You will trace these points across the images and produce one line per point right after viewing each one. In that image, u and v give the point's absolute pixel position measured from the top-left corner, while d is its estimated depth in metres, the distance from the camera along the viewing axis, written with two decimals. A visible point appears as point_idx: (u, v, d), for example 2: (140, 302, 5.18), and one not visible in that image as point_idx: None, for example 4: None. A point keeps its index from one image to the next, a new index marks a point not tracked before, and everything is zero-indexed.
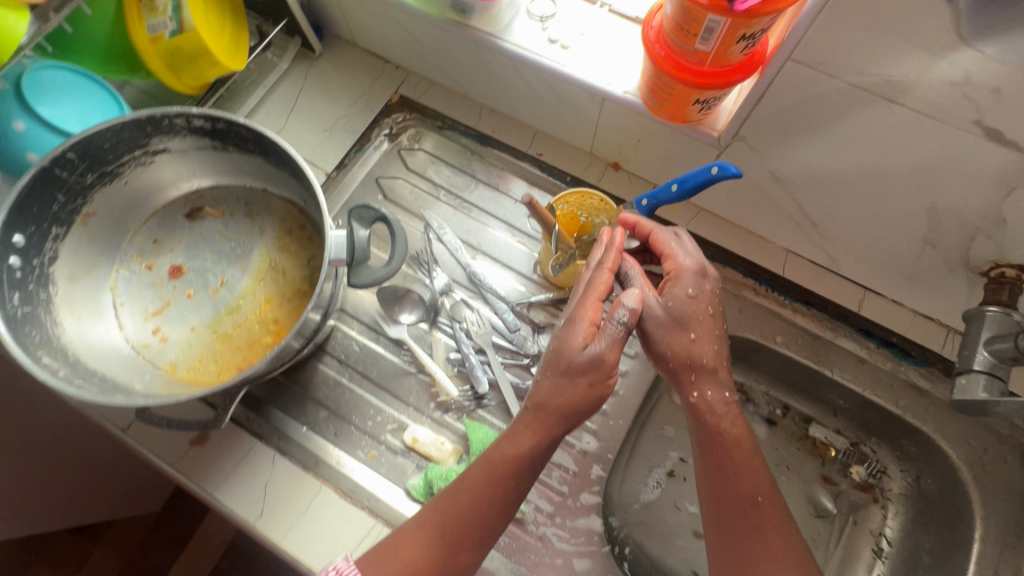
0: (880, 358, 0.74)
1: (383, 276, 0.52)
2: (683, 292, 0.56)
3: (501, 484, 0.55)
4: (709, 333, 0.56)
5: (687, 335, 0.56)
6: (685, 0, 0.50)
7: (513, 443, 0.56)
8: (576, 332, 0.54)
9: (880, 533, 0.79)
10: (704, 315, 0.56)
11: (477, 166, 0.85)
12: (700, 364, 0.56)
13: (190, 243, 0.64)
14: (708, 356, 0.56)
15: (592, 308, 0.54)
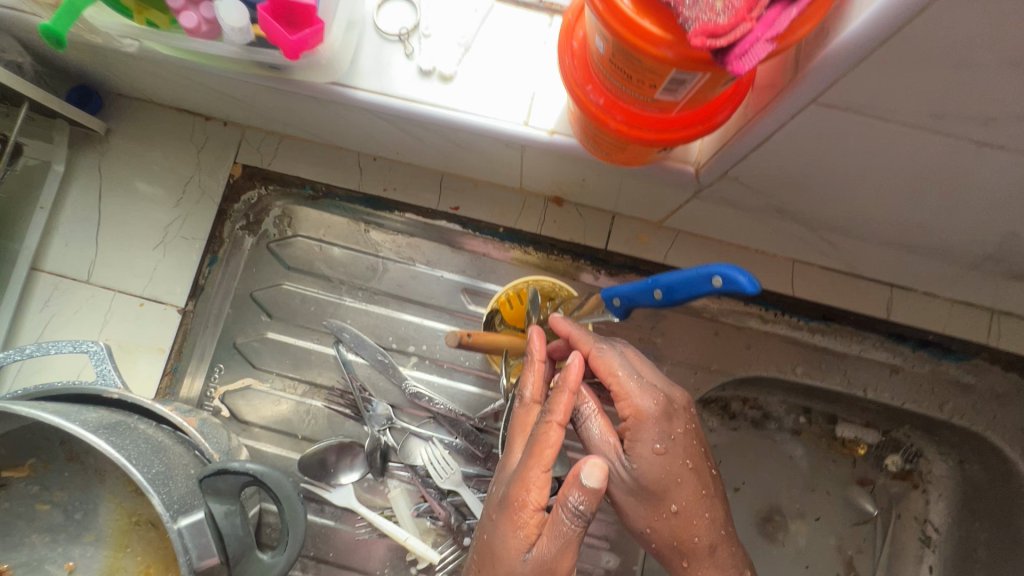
0: (917, 361, 0.62)
1: (283, 572, 0.36)
2: (649, 450, 0.46)
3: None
4: (693, 499, 0.47)
5: (668, 509, 0.47)
6: (630, 46, 0.28)
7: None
8: (514, 527, 0.40)
9: (925, 519, 0.73)
10: (683, 474, 0.47)
11: (378, 241, 0.63)
12: (691, 543, 0.48)
13: (2, 528, 0.44)
14: (699, 532, 0.48)
15: (536, 488, 0.40)
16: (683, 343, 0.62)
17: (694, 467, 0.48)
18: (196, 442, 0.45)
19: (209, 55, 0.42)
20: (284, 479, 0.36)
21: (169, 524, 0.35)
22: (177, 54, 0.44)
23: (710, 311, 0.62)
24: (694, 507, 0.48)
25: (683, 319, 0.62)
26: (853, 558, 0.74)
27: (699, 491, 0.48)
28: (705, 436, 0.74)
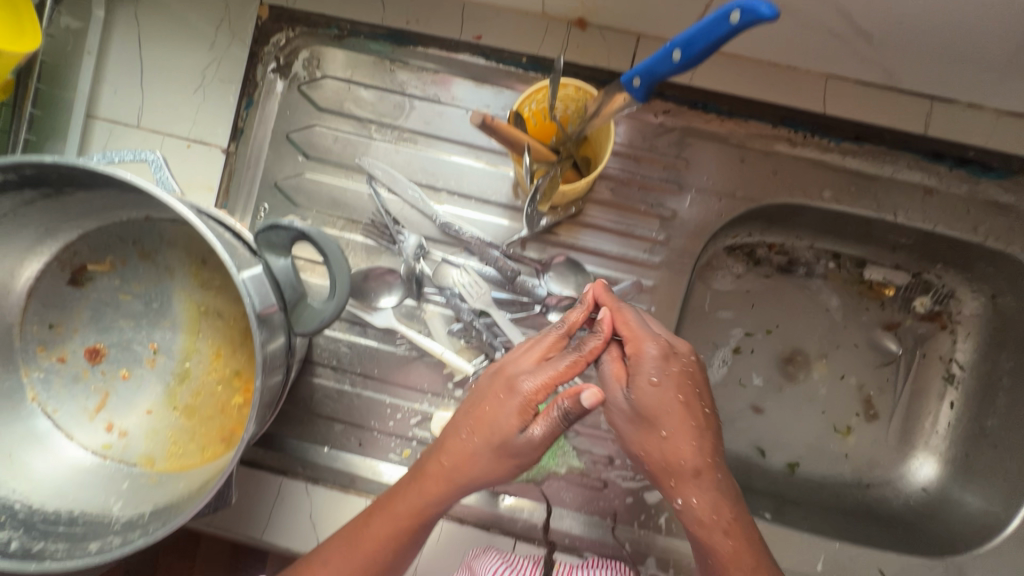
0: (953, 182, 0.60)
1: (333, 315, 0.40)
2: (647, 382, 0.50)
3: (407, 528, 0.51)
4: (684, 428, 0.49)
5: (658, 434, 0.50)
6: None
7: (426, 506, 0.51)
8: (512, 410, 0.48)
9: (951, 358, 0.74)
10: (676, 406, 0.50)
11: (403, 78, 0.64)
12: (677, 465, 0.50)
13: (94, 313, 0.50)
14: (686, 455, 0.49)
15: (540, 386, 0.48)
16: (708, 170, 0.62)
17: (690, 405, 0.50)
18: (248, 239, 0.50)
19: None
20: (330, 239, 0.40)
21: (233, 278, 0.37)
22: None
23: (735, 137, 0.62)
24: (686, 434, 0.50)
25: (708, 145, 0.62)
26: (872, 396, 0.76)
27: (692, 425, 0.50)
28: (731, 281, 0.76)
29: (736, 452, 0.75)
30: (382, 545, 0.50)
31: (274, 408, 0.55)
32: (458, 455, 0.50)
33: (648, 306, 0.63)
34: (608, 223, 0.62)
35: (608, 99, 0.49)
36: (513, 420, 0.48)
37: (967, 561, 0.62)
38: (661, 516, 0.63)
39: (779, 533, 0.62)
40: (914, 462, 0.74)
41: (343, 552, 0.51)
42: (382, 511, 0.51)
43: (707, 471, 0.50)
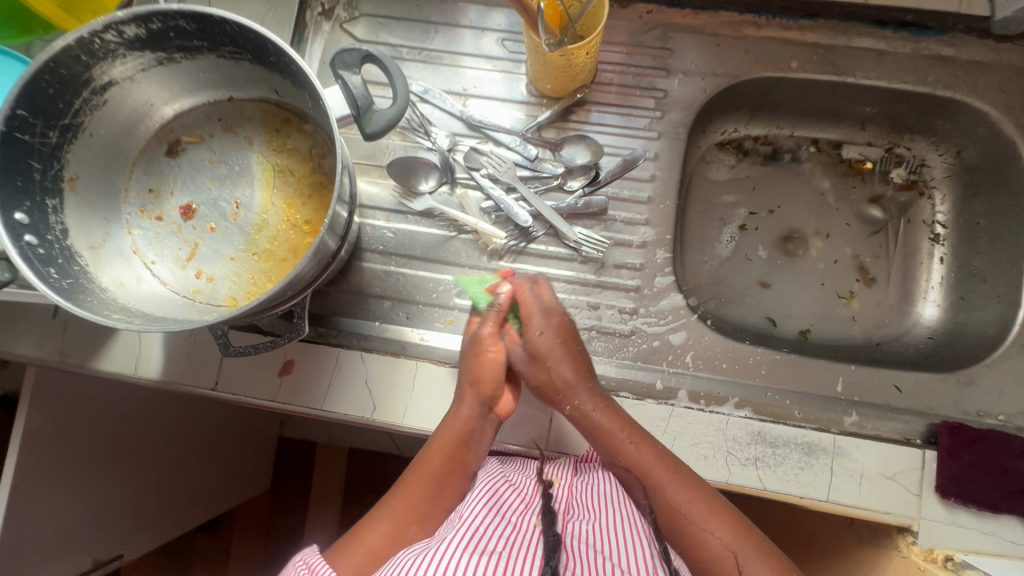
0: (899, 43, 0.72)
1: (396, 117, 0.50)
2: (535, 334, 0.63)
3: (450, 467, 0.59)
4: (564, 359, 0.62)
5: (545, 371, 0.62)
6: None
7: (460, 446, 0.60)
8: (484, 378, 0.62)
9: (934, 219, 0.81)
10: (556, 347, 0.62)
11: (428, 11, 0.77)
12: (562, 393, 0.61)
13: (186, 178, 0.60)
14: (568, 378, 0.61)
15: (494, 357, 0.63)
16: (691, 55, 0.73)
17: (568, 345, 0.63)
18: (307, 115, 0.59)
19: None
20: (392, 59, 0.52)
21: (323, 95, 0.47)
22: None
23: (710, 27, 0.74)
24: (558, 359, 0.62)
25: (689, 36, 0.74)
26: (868, 263, 0.83)
27: (570, 357, 0.62)
28: (724, 172, 0.85)
29: (750, 323, 0.81)
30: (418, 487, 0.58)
31: (328, 267, 0.63)
32: (466, 410, 0.61)
33: (653, 172, 0.72)
34: (611, 105, 0.73)
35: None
36: (487, 378, 0.62)
37: (976, 371, 0.66)
38: (687, 354, 0.69)
39: (798, 363, 0.68)
40: (916, 315, 0.79)
41: (391, 506, 0.57)
42: (421, 458, 0.60)
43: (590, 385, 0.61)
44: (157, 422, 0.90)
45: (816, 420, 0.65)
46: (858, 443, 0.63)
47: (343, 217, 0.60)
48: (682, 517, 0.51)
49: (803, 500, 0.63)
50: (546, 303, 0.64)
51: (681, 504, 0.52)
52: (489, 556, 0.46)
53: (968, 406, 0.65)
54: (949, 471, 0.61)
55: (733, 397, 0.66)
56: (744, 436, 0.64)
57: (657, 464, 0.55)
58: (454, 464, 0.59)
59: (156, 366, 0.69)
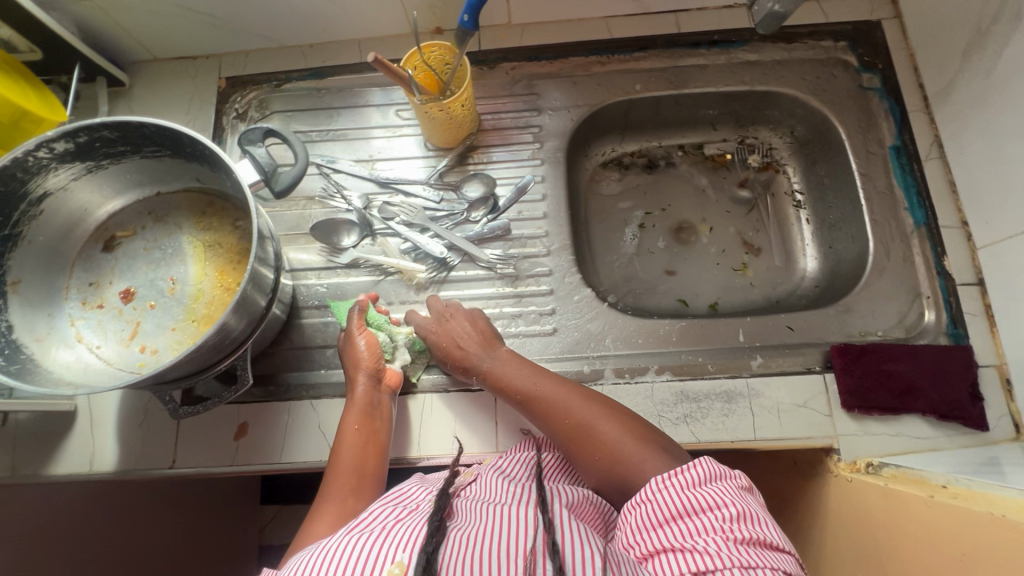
0: (715, 57, 0.88)
1: (302, 172, 0.61)
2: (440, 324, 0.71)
3: (365, 441, 0.64)
4: (467, 337, 0.69)
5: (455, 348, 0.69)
6: None
7: (368, 421, 0.65)
8: (363, 358, 0.68)
9: (792, 189, 0.95)
10: (456, 329, 0.70)
11: (329, 98, 0.89)
12: (464, 358, 0.68)
13: (124, 268, 0.67)
14: (468, 343, 0.69)
15: (367, 344, 0.69)
16: (554, 95, 0.88)
17: (472, 325, 0.70)
18: (227, 193, 0.68)
19: None
20: (291, 134, 0.63)
21: (230, 164, 0.57)
22: None
23: (565, 71, 0.88)
24: (465, 337, 0.69)
25: (549, 80, 0.88)
26: (752, 237, 0.94)
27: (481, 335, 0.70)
28: (612, 185, 0.98)
29: (664, 307, 0.90)
30: (349, 473, 0.61)
31: (264, 324, 0.67)
32: (360, 391, 0.67)
33: (544, 192, 0.83)
34: (497, 146, 0.86)
35: (455, 43, 0.72)
36: (365, 356, 0.68)
37: (850, 300, 0.77)
38: (607, 338, 0.76)
39: (703, 326, 0.76)
40: (800, 269, 0.91)
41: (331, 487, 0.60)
42: (340, 448, 0.63)
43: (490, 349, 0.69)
44: (130, 536, 0.88)
45: (728, 369, 0.73)
46: (768, 381, 0.71)
47: (270, 278, 0.65)
48: (558, 411, 0.61)
49: (736, 443, 0.69)
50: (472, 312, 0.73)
51: (548, 396, 0.62)
52: (367, 533, 0.45)
53: (850, 330, 0.75)
54: (846, 386, 0.69)
55: (653, 365, 0.74)
56: (669, 397, 0.71)
57: (526, 373, 0.65)
58: (369, 437, 0.64)
59: (110, 457, 0.71)
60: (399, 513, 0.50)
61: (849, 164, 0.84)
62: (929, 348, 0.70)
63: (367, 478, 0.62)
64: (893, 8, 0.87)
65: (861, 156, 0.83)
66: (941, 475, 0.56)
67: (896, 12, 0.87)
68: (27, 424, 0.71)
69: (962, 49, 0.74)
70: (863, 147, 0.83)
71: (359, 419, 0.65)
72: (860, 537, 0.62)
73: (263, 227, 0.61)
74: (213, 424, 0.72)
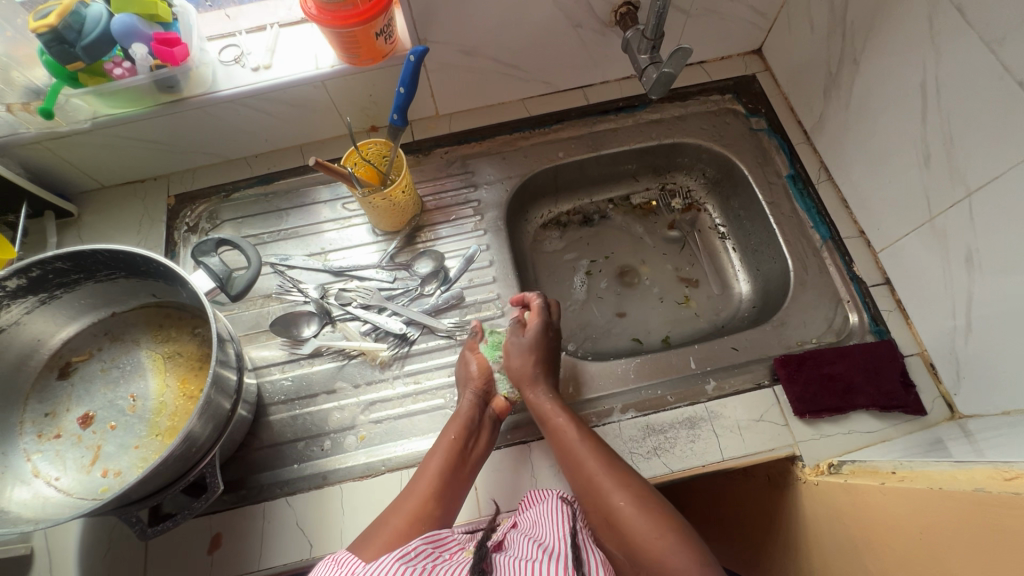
0: (623, 120, 1.00)
1: (255, 274, 0.64)
2: (517, 348, 0.76)
3: (462, 441, 0.69)
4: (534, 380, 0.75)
5: (524, 382, 0.74)
6: (334, 32, 0.72)
7: (466, 433, 0.70)
8: (473, 377, 0.75)
9: (715, 224, 1.05)
10: (527, 374, 0.75)
11: (277, 200, 0.95)
12: (529, 382, 0.75)
13: (81, 392, 0.67)
14: (537, 373, 0.75)
15: (479, 364, 0.76)
16: (488, 170, 0.96)
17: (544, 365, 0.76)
18: (184, 302, 0.70)
19: (131, 94, 0.77)
20: (241, 239, 0.67)
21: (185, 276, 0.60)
22: (110, 106, 0.79)
23: (494, 148, 0.98)
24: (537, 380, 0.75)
25: (481, 159, 0.97)
26: (688, 271, 1.02)
27: (545, 360, 0.76)
28: (555, 243, 1.05)
29: (620, 347, 0.94)
30: (427, 497, 0.64)
31: (233, 427, 0.67)
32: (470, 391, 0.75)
33: (491, 259, 0.89)
34: (441, 223, 0.92)
35: (388, 139, 0.80)
36: (477, 376, 0.75)
37: (782, 315, 0.83)
38: (569, 386, 0.80)
39: (657, 360, 0.81)
40: (736, 294, 0.98)
41: (415, 489, 0.65)
42: (422, 467, 0.68)
43: (554, 390, 0.74)
44: None
45: (686, 397, 0.77)
46: (724, 402, 0.75)
47: (232, 379, 0.66)
48: (602, 486, 0.62)
49: (707, 467, 0.71)
50: (552, 320, 0.79)
51: (598, 474, 0.63)
52: (410, 564, 0.51)
53: (788, 342, 0.81)
54: (794, 395, 0.74)
55: (617, 405, 0.77)
56: (637, 432, 0.74)
57: (583, 442, 0.66)
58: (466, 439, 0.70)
59: None
60: (437, 555, 0.55)
61: (756, 196, 0.94)
62: (857, 346, 0.77)
63: (449, 486, 0.66)
64: (763, 62, 1.02)
65: (764, 188, 0.93)
66: (889, 463, 0.61)
67: (766, 65, 1.01)
68: None
69: (824, 89, 0.87)
70: (763, 180, 0.94)
71: (468, 409, 0.72)
72: (835, 537, 0.65)
73: (220, 328, 0.63)
74: (185, 540, 0.70)
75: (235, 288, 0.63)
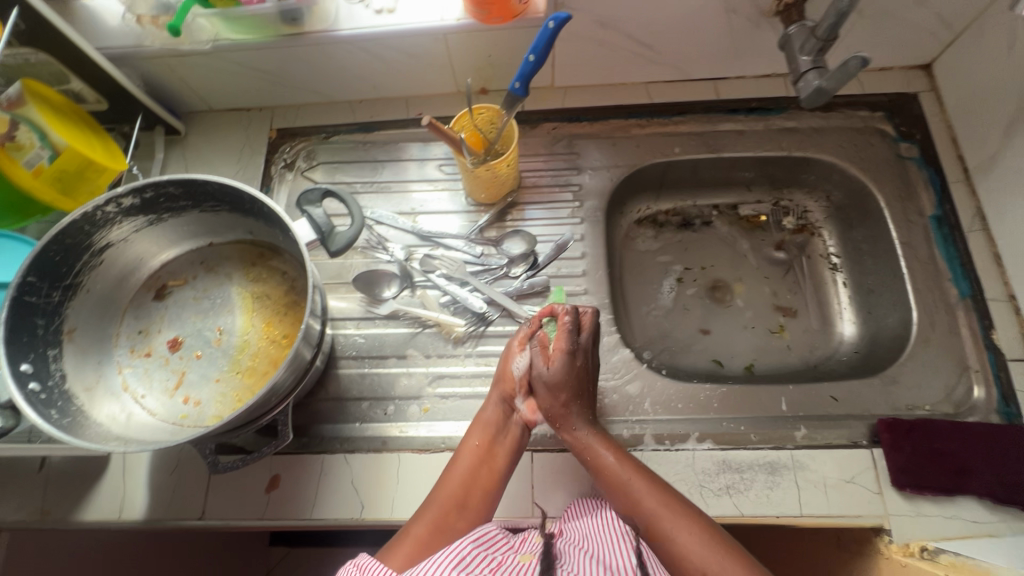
0: (752, 122, 0.90)
1: (357, 234, 0.61)
2: (546, 369, 0.67)
3: (481, 460, 0.65)
4: (565, 400, 0.66)
5: (554, 401, 0.66)
6: None
7: (491, 441, 0.67)
8: (507, 378, 0.70)
9: (828, 252, 0.95)
10: (562, 397, 0.66)
11: (374, 151, 0.92)
12: (563, 421, 0.65)
13: (173, 316, 0.68)
14: (572, 410, 0.65)
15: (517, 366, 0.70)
16: (595, 154, 0.90)
17: (574, 390, 0.66)
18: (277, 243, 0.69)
19: (256, 21, 0.75)
20: (347, 194, 0.64)
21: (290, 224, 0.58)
22: (233, 31, 0.77)
23: (604, 132, 0.91)
24: (568, 401, 0.66)
25: (589, 141, 0.91)
26: (788, 298, 0.94)
27: (577, 392, 0.66)
28: (648, 242, 0.98)
29: (698, 366, 0.88)
30: (443, 514, 0.61)
31: (309, 377, 0.67)
32: (495, 407, 0.70)
33: (583, 250, 0.84)
34: (536, 203, 0.87)
35: (503, 107, 0.74)
36: (507, 377, 0.70)
37: (895, 371, 0.75)
38: (645, 401, 0.75)
39: (743, 392, 0.75)
40: (838, 334, 0.89)
41: (436, 494, 0.63)
42: (444, 479, 0.64)
43: (587, 418, 0.66)
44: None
45: (771, 440, 0.71)
46: (813, 454, 0.69)
47: (316, 330, 0.64)
48: (657, 525, 0.55)
49: (781, 520, 0.66)
50: (580, 343, 0.68)
51: (655, 513, 0.56)
52: None
53: (897, 403, 0.73)
54: (896, 463, 0.67)
55: (694, 432, 0.72)
56: (711, 466, 0.69)
57: (636, 479, 0.59)
58: (485, 456, 0.66)
59: (139, 506, 0.70)
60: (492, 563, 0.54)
61: (889, 232, 0.84)
62: (980, 426, 0.69)
63: (470, 502, 0.62)
64: (930, 81, 0.89)
65: (901, 225, 0.83)
66: (1006, 570, 0.54)
67: (933, 85, 0.89)
68: (58, 466, 0.71)
69: (1006, 126, 0.75)
70: (902, 216, 0.83)
71: (480, 433, 0.67)
72: None
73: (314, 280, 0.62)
74: (246, 474, 0.71)
75: (335, 244, 0.61)
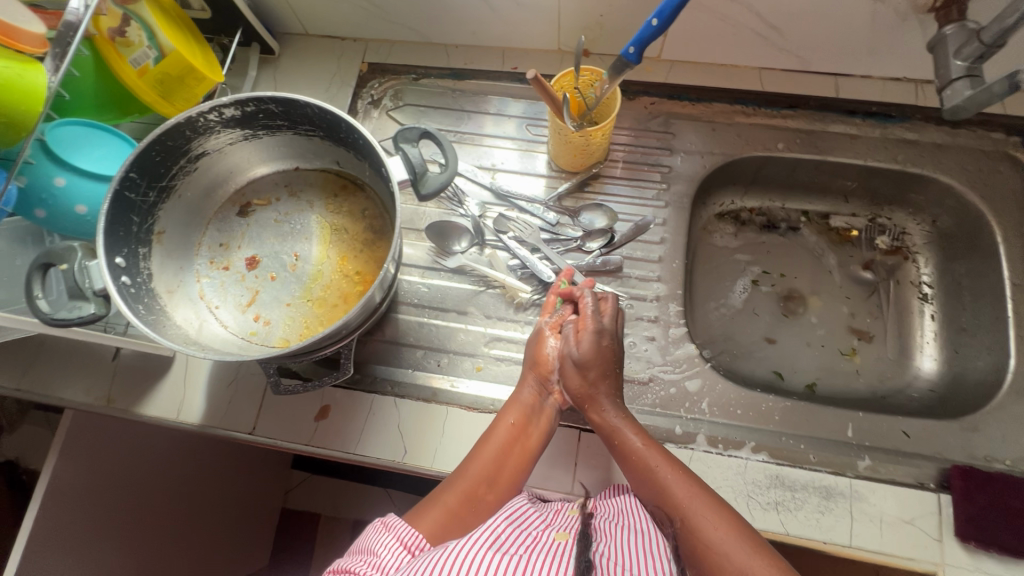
0: (868, 128, 0.83)
1: (449, 180, 0.60)
2: (580, 344, 0.66)
3: (516, 438, 0.64)
4: (601, 377, 0.65)
5: (583, 378, 0.65)
6: None
7: (525, 421, 0.65)
8: (541, 361, 0.69)
9: (920, 280, 0.88)
10: (596, 374, 0.65)
11: (462, 100, 0.90)
12: (591, 401, 0.64)
13: (253, 235, 0.69)
14: (600, 389, 0.64)
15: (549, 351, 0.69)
16: (691, 137, 0.85)
17: (604, 369, 0.65)
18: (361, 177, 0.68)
19: None
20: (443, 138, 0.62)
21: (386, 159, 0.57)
22: None
23: (705, 115, 0.86)
24: (601, 381, 0.65)
25: (687, 123, 0.86)
26: (866, 322, 0.88)
27: (604, 371, 0.65)
28: (726, 239, 0.93)
29: (758, 375, 0.85)
30: (473, 491, 0.60)
31: (376, 317, 0.68)
32: (526, 390, 0.68)
33: (662, 236, 0.81)
34: (620, 179, 0.84)
35: (609, 72, 0.70)
36: (541, 362, 0.69)
37: (978, 418, 0.70)
38: (703, 401, 0.73)
39: (808, 410, 0.72)
40: (915, 367, 0.84)
41: (466, 468, 0.62)
42: (474, 453, 0.63)
43: (616, 400, 0.64)
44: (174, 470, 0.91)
45: (831, 464, 0.68)
46: (873, 487, 0.66)
47: (391, 274, 0.62)
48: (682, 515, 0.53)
49: (827, 546, 0.64)
50: (607, 326, 0.67)
51: (682, 504, 0.53)
52: (511, 556, 0.47)
53: (974, 451, 0.69)
54: (966, 514, 0.63)
55: (749, 441, 0.70)
56: (763, 479, 0.66)
57: (663, 466, 0.57)
58: (519, 436, 0.64)
59: (196, 411, 0.72)
60: (527, 540, 0.52)
61: (999, 270, 0.77)
62: None
63: (500, 479, 0.61)
64: None
65: (1016, 264, 0.76)
66: None
67: None
68: (128, 360, 0.74)
69: None
70: (1019, 254, 0.76)
71: (517, 415, 0.65)
72: None
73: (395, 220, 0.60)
74: (298, 399, 0.73)
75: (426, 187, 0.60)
